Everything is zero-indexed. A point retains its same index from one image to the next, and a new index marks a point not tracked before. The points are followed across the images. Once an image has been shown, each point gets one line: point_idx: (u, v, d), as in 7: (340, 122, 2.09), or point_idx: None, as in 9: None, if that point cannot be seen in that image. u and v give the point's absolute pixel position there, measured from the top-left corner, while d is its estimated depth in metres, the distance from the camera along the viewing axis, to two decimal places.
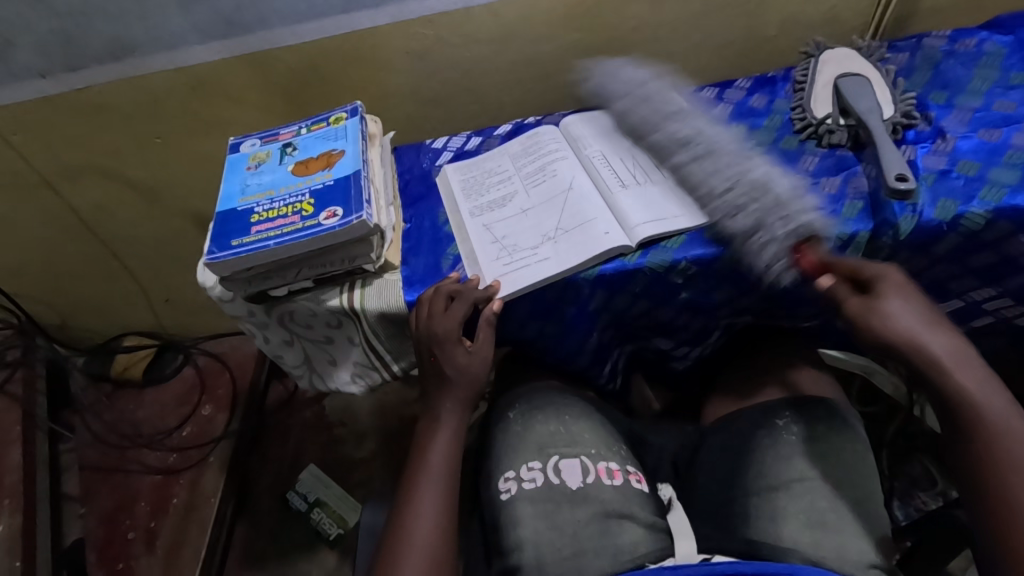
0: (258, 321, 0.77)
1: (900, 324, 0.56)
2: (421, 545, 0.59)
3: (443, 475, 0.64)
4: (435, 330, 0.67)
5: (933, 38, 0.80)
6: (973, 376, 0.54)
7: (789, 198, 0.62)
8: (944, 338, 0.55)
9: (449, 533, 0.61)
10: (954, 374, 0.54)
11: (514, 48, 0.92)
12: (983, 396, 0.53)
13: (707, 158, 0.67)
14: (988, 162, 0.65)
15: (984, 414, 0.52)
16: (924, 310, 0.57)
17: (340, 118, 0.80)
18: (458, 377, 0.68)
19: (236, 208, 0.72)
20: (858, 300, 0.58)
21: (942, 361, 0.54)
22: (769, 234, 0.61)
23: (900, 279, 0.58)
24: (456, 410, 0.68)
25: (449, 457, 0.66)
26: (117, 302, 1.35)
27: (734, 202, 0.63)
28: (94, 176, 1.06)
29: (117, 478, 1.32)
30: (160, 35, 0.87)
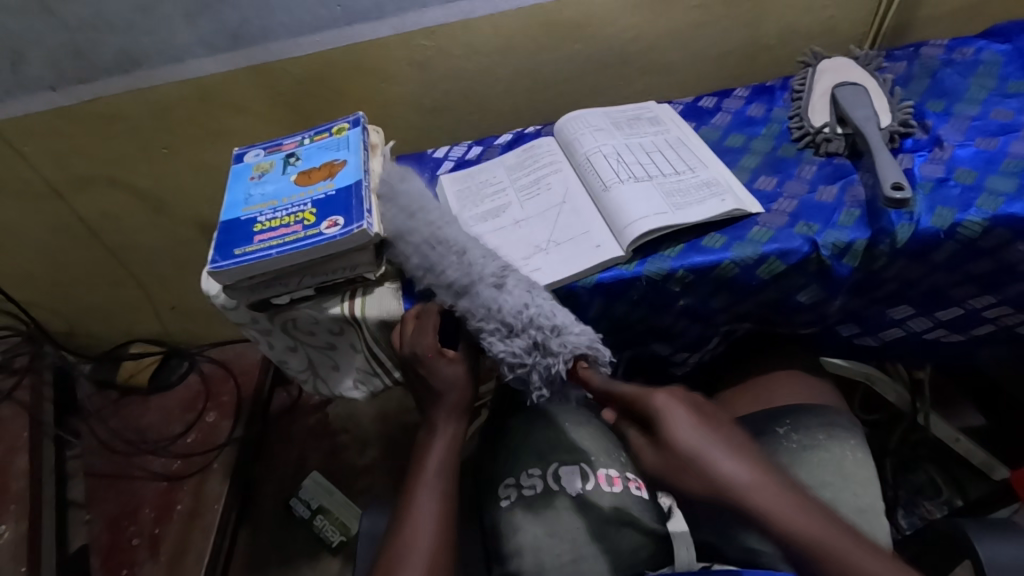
0: (261, 328, 0.78)
1: (686, 452, 0.52)
2: (420, 551, 0.59)
3: (440, 481, 0.65)
4: (414, 346, 0.69)
5: (930, 47, 0.81)
6: (769, 488, 0.49)
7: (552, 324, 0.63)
8: (723, 468, 0.50)
9: (448, 538, 0.61)
10: (745, 489, 0.49)
11: (515, 59, 0.93)
12: (787, 516, 0.47)
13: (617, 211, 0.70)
14: (986, 170, 0.66)
15: (816, 548, 0.46)
16: (711, 436, 0.52)
17: (343, 128, 0.82)
18: (451, 385, 0.68)
19: (239, 217, 0.73)
20: (651, 449, 0.55)
21: (744, 501, 0.48)
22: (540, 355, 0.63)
23: (674, 408, 0.55)
24: (452, 420, 0.68)
25: (445, 464, 0.66)
26: (123, 310, 1.37)
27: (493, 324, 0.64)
28: (103, 185, 1.08)
29: (122, 483, 1.33)
30: (167, 47, 0.89)
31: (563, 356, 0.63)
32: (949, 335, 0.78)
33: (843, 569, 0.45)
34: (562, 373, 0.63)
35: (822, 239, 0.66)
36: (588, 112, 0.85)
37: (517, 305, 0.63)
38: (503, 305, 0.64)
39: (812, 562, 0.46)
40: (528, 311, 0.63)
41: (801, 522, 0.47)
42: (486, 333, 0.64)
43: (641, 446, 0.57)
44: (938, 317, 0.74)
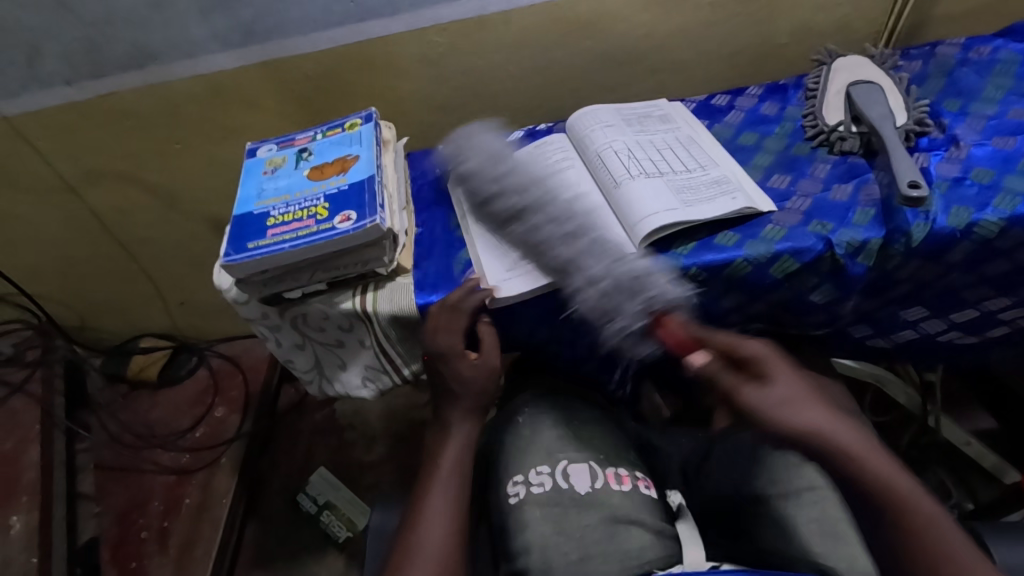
0: (270, 324, 0.79)
1: (788, 413, 0.57)
2: (432, 549, 0.59)
3: (453, 481, 0.65)
4: (440, 339, 0.67)
5: (946, 46, 0.80)
6: (874, 453, 0.57)
7: (640, 277, 0.64)
8: (834, 423, 0.57)
9: (460, 536, 0.62)
10: (866, 456, 0.56)
11: (526, 56, 0.93)
12: (885, 468, 0.56)
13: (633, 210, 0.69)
14: (1003, 169, 0.65)
15: (878, 487, 0.55)
16: (803, 392, 0.59)
17: (355, 123, 0.82)
18: (468, 385, 0.68)
19: (252, 211, 0.73)
20: (759, 389, 0.58)
21: (850, 447, 0.56)
22: (634, 300, 0.64)
23: (777, 360, 0.60)
24: (467, 422, 0.69)
25: (458, 463, 0.67)
26: (133, 304, 1.37)
27: (586, 282, 0.65)
28: (115, 180, 1.08)
29: (131, 477, 1.34)
30: (181, 43, 0.90)
31: (652, 303, 0.63)
32: (962, 336, 0.77)
33: (889, 496, 0.55)
34: (647, 324, 0.64)
35: (836, 238, 0.65)
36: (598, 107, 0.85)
37: (610, 264, 0.65)
38: (592, 270, 0.65)
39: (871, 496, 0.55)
40: (615, 264, 0.65)
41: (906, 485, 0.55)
42: (578, 288, 0.65)
43: (730, 382, 0.60)
44: (951, 318, 0.74)
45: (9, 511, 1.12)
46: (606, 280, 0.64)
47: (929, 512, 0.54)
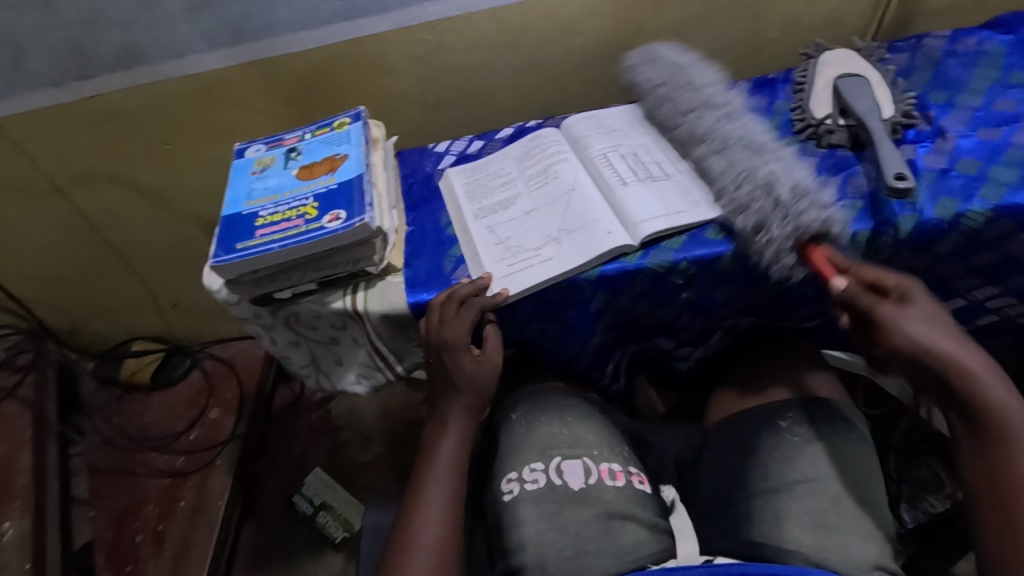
0: (263, 323, 0.79)
1: (921, 334, 0.57)
2: (427, 545, 0.60)
3: (448, 477, 0.65)
4: (446, 335, 0.66)
5: (932, 39, 0.80)
6: (1004, 390, 0.55)
7: (814, 196, 0.63)
8: (967, 349, 0.57)
9: (456, 536, 0.62)
10: (989, 390, 0.55)
11: (515, 53, 0.93)
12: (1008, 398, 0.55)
13: (749, 149, 0.69)
14: (989, 160, 0.65)
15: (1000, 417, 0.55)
16: (942, 319, 0.59)
17: (344, 123, 0.82)
18: (467, 383, 0.68)
19: (241, 212, 0.73)
20: (899, 309, 0.59)
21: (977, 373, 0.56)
22: (781, 219, 0.63)
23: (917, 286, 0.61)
24: (464, 418, 0.69)
25: (454, 462, 0.66)
26: (126, 307, 1.37)
27: (745, 200, 0.65)
28: (104, 182, 1.08)
29: (125, 480, 1.33)
30: (167, 42, 0.89)
31: (813, 219, 0.62)
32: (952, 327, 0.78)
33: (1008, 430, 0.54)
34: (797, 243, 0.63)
35: None
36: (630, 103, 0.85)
37: (757, 181, 0.65)
38: (739, 193, 0.66)
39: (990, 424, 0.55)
40: (776, 188, 0.64)
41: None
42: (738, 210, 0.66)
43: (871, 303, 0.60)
44: (940, 309, 0.74)
45: (3, 516, 1.11)
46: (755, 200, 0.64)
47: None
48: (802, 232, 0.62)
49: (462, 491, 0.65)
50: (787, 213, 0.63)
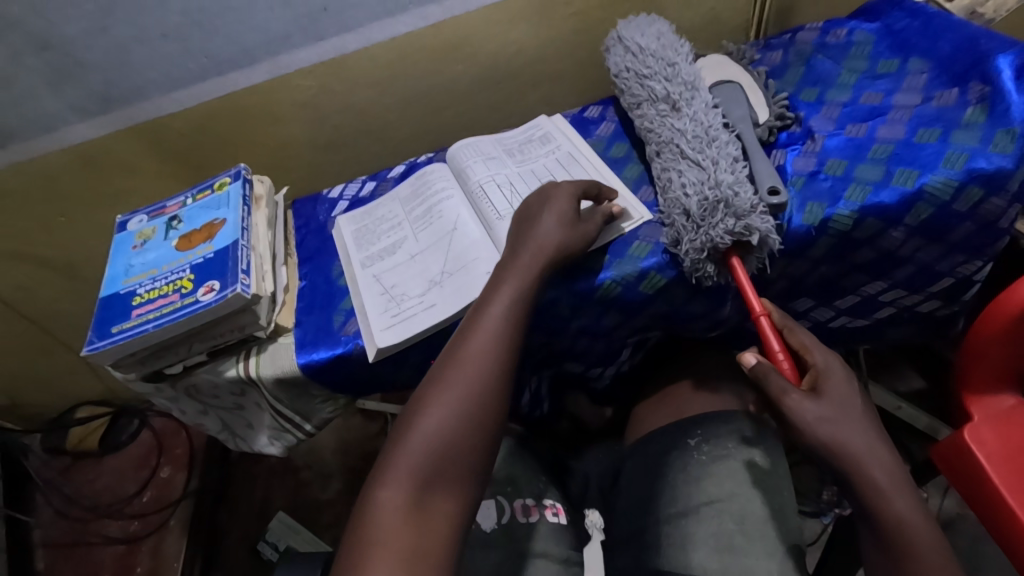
0: (166, 397, 0.77)
1: (829, 433, 0.53)
2: (448, 403, 0.54)
3: (494, 339, 0.57)
4: (554, 207, 0.64)
5: (805, 32, 0.80)
6: (906, 496, 0.52)
7: (746, 198, 0.61)
8: (876, 451, 0.53)
9: (496, 394, 0.56)
10: (893, 498, 0.51)
11: (400, 87, 0.92)
12: (915, 514, 0.51)
13: (698, 137, 0.67)
14: (855, 158, 0.65)
15: (903, 531, 0.50)
16: (856, 414, 0.54)
17: (224, 183, 0.80)
18: (562, 229, 0.63)
19: (119, 291, 0.71)
20: (810, 401, 0.55)
21: (880, 482, 0.52)
22: (731, 217, 0.60)
23: (833, 372, 0.57)
24: (542, 260, 0.61)
25: (512, 314, 0.59)
26: (60, 376, 1.34)
27: (682, 196, 0.64)
28: (6, 260, 1.05)
29: (80, 552, 1.30)
30: (38, 119, 0.86)
31: (736, 222, 0.60)
32: (854, 321, 0.78)
33: (914, 550, 0.50)
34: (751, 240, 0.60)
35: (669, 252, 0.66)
36: (462, 143, 0.83)
37: (708, 174, 0.64)
38: (688, 182, 0.64)
39: (893, 538, 0.51)
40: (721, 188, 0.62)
41: (931, 538, 0.50)
42: (670, 214, 0.65)
43: (791, 393, 0.55)
44: (836, 306, 0.74)
45: None
46: (724, 189, 0.61)
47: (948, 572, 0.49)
48: (742, 236, 0.60)
49: (516, 349, 0.58)
50: (736, 216, 0.60)
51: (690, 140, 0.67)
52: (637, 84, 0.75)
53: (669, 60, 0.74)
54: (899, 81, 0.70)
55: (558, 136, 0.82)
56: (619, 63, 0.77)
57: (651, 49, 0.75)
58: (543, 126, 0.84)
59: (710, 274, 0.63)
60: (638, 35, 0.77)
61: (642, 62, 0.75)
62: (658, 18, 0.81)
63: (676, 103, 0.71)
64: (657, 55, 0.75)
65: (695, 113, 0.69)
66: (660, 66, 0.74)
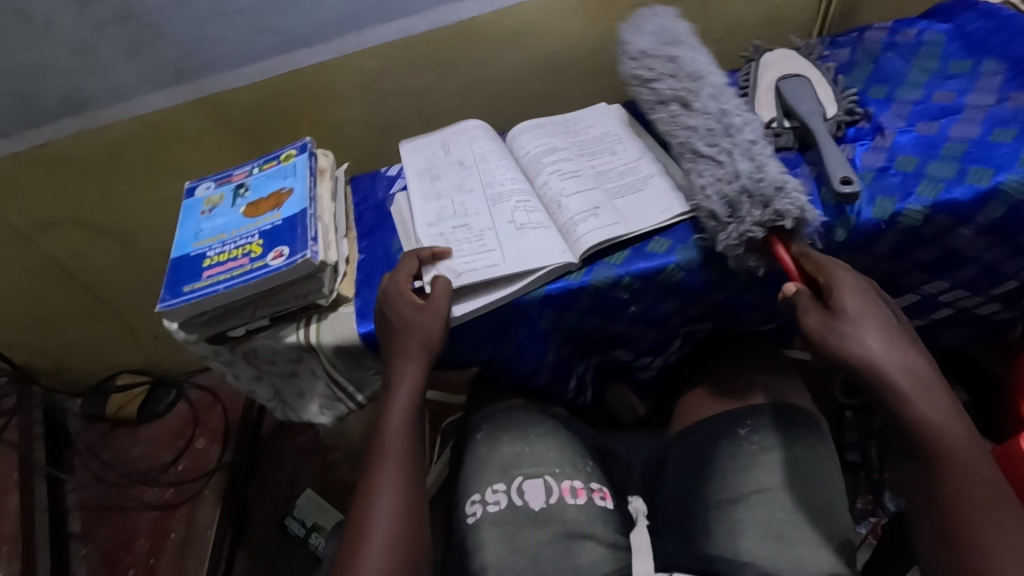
0: (223, 360, 0.78)
1: (850, 344, 0.55)
2: (382, 518, 0.58)
3: (399, 449, 0.63)
4: (402, 306, 0.66)
5: (873, 31, 0.79)
6: (931, 399, 0.53)
7: (768, 185, 0.61)
8: (899, 358, 0.54)
9: (415, 511, 0.61)
10: (918, 404, 0.52)
11: (461, 72, 0.93)
12: (943, 419, 0.52)
13: (712, 133, 0.68)
14: (926, 155, 0.65)
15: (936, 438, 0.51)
16: (877, 322, 0.56)
17: (290, 155, 0.82)
18: (412, 333, 0.65)
19: (189, 253, 0.73)
20: (827, 317, 0.57)
21: (902, 387, 0.53)
22: (757, 206, 0.60)
23: (854, 287, 0.57)
24: (416, 365, 0.65)
25: (405, 420, 0.64)
26: (105, 344, 1.37)
27: (702, 194, 0.64)
28: (68, 225, 1.08)
29: (116, 516, 1.34)
30: (113, 87, 0.89)
31: (761, 212, 0.60)
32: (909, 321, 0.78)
33: (944, 451, 0.51)
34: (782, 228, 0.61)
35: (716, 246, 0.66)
36: (519, 129, 0.84)
37: (727, 168, 0.64)
38: (707, 178, 0.65)
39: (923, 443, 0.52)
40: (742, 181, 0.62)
41: (960, 438, 0.51)
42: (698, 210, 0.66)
43: (808, 309, 0.58)
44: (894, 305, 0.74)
45: None
46: (746, 178, 0.62)
47: (977, 470, 0.50)
48: (775, 223, 0.60)
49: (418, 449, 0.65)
50: (763, 203, 0.60)
51: (704, 135, 0.68)
52: (644, 88, 0.76)
53: (671, 56, 0.75)
54: (972, 81, 0.70)
55: (614, 124, 0.83)
56: (622, 68, 0.78)
57: (651, 51, 0.76)
58: (596, 113, 0.85)
59: (754, 265, 0.64)
60: (639, 36, 0.78)
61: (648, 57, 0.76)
62: (663, 11, 0.81)
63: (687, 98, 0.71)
64: (660, 55, 0.76)
65: (707, 109, 0.70)
66: (662, 66, 0.74)
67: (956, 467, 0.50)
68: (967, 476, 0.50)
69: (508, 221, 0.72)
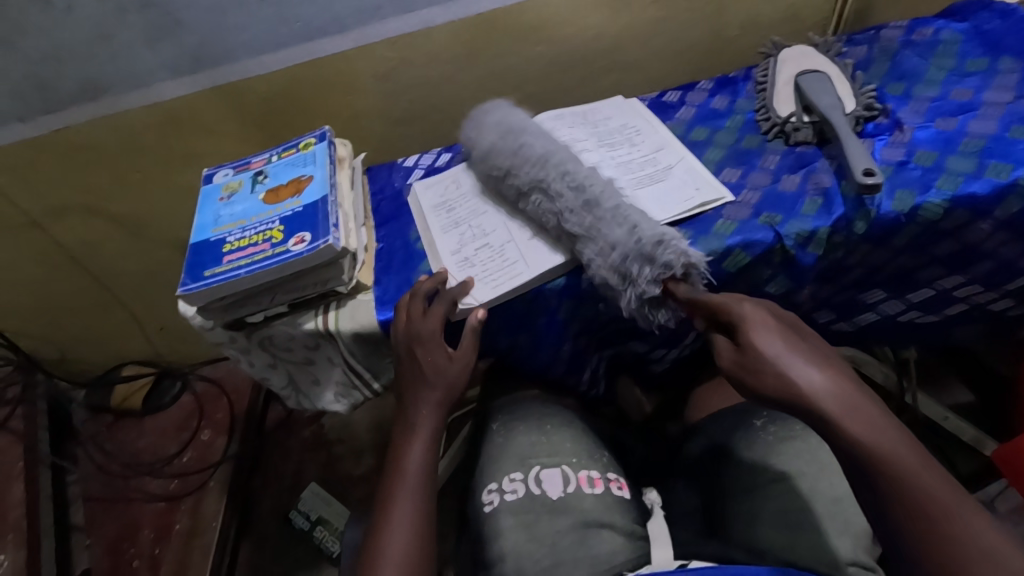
0: (239, 347, 0.78)
1: (774, 377, 0.52)
2: (394, 560, 0.57)
3: (418, 489, 0.62)
4: (417, 352, 0.66)
5: (890, 30, 0.80)
6: (857, 415, 0.49)
7: (656, 235, 0.62)
8: (824, 379, 0.51)
9: (425, 552, 0.59)
10: (847, 423, 0.49)
11: (479, 65, 0.94)
12: (871, 433, 0.49)
13: (594, 195, 0.66)
14: (944, 151, 0.65)
15: (879, 456, 0.48)
16: (792, 348, 0.53)
17: (309, 143, 0.82)
18: (437, 382, 0.66)
19: (209, 238, 0.73)
20: (746, 353, 0.54)
21: (828, 410, 0.50)
22: (646, 265, 0.62)
23: (758, 318, 0.55)
24: (434, 411, 0.66)
25: (423, 463, 0.64)
26: (112, 334, 1.37)
27: (604, 252, 0.64)
28: (79, 213, 1.07)
29: (121, 506, 1.33)
30: (131, 73, 0.89)
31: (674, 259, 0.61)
32: (923, 316, 0.78)
33: (890, 466, 0.48)
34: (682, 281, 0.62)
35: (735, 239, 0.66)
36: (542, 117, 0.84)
37: (623, 222, 0.64)
38: (602, 238, 0.64)
39: (868, 465, 0.48)
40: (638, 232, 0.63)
41: (900, 450, 0.48)
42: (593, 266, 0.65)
43: (725, 349, 0.57)
44: (909, 299, 0.75)
45: None
46: (624, 245, 0.62)
47: (927, 477, 0.47)
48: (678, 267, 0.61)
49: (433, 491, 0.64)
50: (664, 246, 0.61)
51: (574, 203, 0.66)
52: (498, 169, 0.73)
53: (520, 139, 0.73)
54: (989, 79, 0.71)
55: (634, 117, 0.83)
56: (475, 160, 0.77)
57: (501, 133, 0.74)
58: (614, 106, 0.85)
59: (667, 318, 0.65)
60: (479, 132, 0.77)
61: (507, 133, 0.74)
62: (503, 100, 0.81)
63: (557, 164, 0.69)
64: (506, 137, 0.73)
65: (574, 176, 0.68)
66: (509, 146, 0.73)
67: (908, 476, 0.47)
68: (923, 481, 0.47)
69: (526, 231, 0.73)
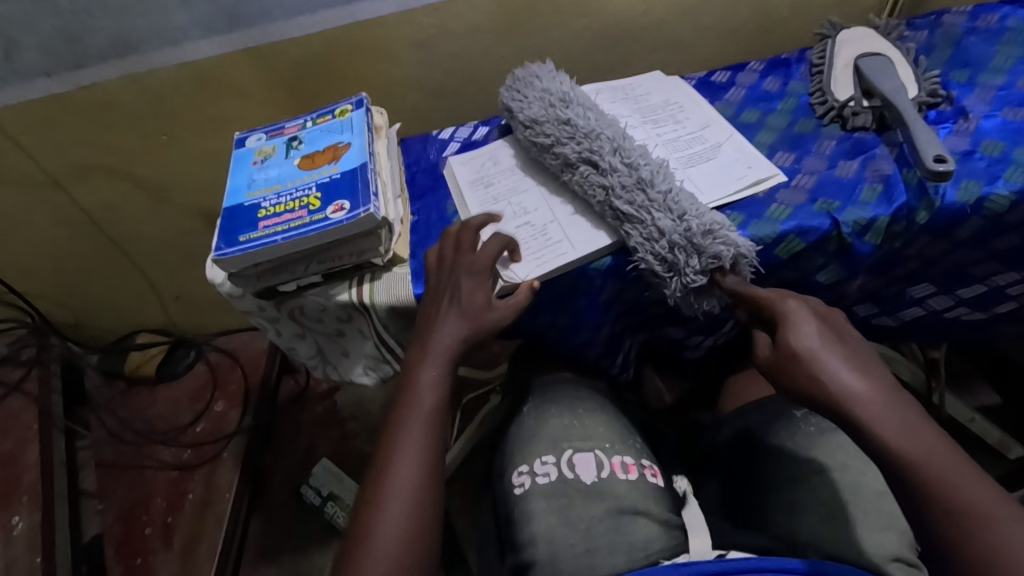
0: (268, 316, 0.77)
1: (804, 375, 0.50)
2: (403, 484, 0.52)
3: (433, 419, 0.57)
4: (460, 279, 0.62)
5: (952, 15, 0.78)
6: (893, 415, 0.46)
7: (699, 233, 0.61)
8: (858, 381, 0.48)
9: (436, 479, 0.54)
10: (874, 425, 0.46)
11: (520, 37, 0.91)
12: (901, 434, 0.45)
13: (635, 181, 0.65)
14: (1013, 141, 0.63)
15: (912, 452, 0.45)
16: (830, 345, 0.51)
17: (346, 110, 0.79)
18: (467, 316, 0.61)
19: (243, 203, 0.71)
20: (779, 347, 0.53)
21: (857, 411, 0.47)
22: (694, 256, 0.61)
23: (800, 315, 0.53)
24: (459, 333, 0.60)
25: (439, 391, 0.58)
26: (128, 300, 1.35)
27: (643, 248, 0.63)
28: (102, 174, 1.05)
29: (133, 473, 1.33)
30: (163, 30, 0.86)
31: (718, 253, 0.61)
32: (970, 313, 0.76)
33: (927, 461, 0.44)
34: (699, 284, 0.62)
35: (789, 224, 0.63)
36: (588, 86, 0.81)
37: (665, 216, 0.63)
38: (636, 235, 0.63)
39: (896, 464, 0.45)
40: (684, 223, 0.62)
41: (931, 445, 0.45)
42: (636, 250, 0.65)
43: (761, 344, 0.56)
44: (959, 294, 0.73)
45: (10, 512, 1.09)
46: (673, 232, 0.61)
47: (966, 478, 0.43)
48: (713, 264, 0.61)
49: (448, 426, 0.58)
50: (699, 252, 0.61)
51: (619, 185, 0.65)
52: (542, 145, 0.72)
53: (562, 118, 0.70)
54: None
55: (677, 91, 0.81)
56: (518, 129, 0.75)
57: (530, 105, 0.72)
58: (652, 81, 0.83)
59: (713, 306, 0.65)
60: (525, 101, 0.75)
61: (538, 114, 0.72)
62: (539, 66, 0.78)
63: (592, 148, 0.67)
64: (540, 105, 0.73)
65: (614, 163, 0.66)
66: (550, 114, 0.71)
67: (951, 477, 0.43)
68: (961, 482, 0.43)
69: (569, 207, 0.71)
